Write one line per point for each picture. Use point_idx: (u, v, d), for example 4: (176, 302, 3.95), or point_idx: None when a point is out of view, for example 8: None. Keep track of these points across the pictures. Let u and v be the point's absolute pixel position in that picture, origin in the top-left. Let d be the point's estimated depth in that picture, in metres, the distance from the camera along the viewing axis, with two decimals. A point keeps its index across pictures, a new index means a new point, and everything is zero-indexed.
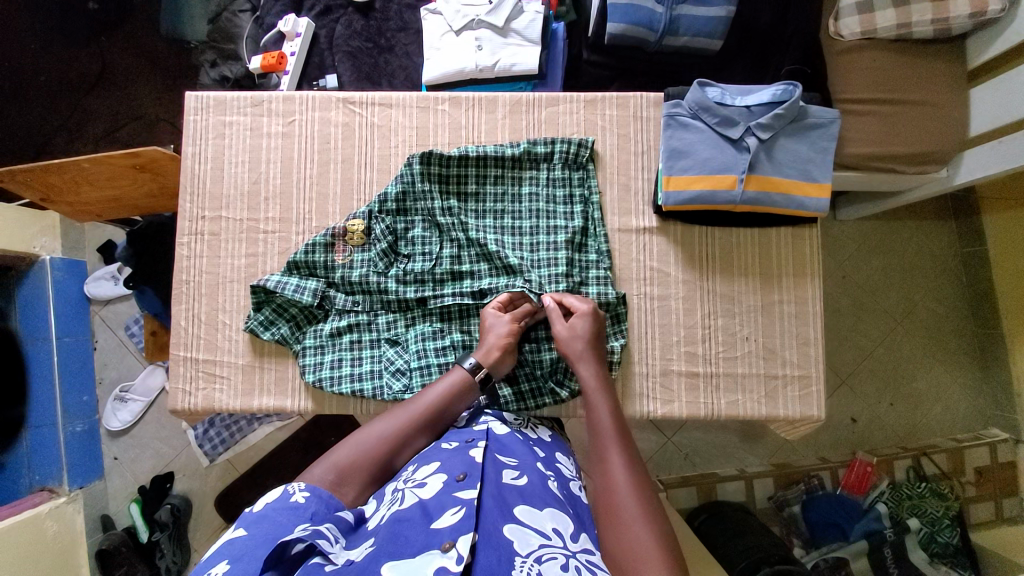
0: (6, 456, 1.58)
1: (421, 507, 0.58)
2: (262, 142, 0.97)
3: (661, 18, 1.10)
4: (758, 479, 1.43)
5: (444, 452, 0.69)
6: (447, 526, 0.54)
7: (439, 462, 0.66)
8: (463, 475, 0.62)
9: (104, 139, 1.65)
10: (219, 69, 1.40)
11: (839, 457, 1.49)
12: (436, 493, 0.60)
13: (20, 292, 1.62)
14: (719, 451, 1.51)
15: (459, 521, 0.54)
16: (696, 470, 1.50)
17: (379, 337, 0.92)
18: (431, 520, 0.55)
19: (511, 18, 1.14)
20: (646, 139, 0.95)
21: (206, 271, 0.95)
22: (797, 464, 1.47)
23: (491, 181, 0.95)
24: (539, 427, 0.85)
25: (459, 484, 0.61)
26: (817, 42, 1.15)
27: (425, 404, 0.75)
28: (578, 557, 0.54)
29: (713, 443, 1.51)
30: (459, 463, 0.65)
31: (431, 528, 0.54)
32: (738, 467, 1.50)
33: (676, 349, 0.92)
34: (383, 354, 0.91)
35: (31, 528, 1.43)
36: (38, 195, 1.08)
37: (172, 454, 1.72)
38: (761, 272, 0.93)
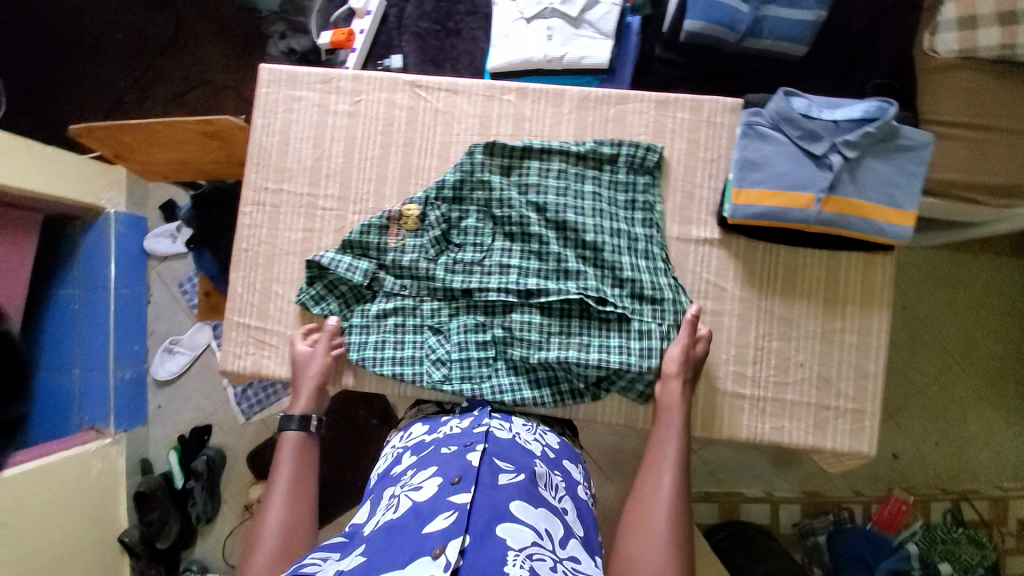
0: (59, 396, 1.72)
1: (417, 510, 0.63)
2: (328, 119, 0.98)
3: (745, 18, 1.07)
4: (784, 503, 1.40)
5: (441, 455, 0.73)
6: (438, 531, 0.59)
7: (437, 466, 0.71)
8: (458, 478, 0.67)
9: (173, 101, 1.73)
10: (287, 40, 1.47)
11: (874, 492, 1.43)
12: (430, 497, 0.65)
13: (84, 241, 1.73)
14: (748, 471, 1.46)
15: (451, 525, 0.59)
16: (721, 487, 1.47)
17: (422, 323, 0.92)
18: (423, 524, 0.60)
19: (586, 8, 1.10)
20: (718, 145, 0.91)
21: (265, 241, 0.97)
22: (829, 494, 1.43)
23: (553, 174, 0.91)
24: (549, 434, 0.87)
25: (454, 488, 0.65)
26: (907, 58, 1.08)
27: (293, 469, 0.81)
28: (564, 563, 0.58)
29: (744, 463, 1.46)
30: (455, 467, 0.69)
31: (424, 532, 0.59)
32: (765, 489, 1.45)
33: (723, 367, 0.89)
34: (426, 342, 0.91)
35: (80, 463, 1.57)
36: (112, 151, 1.12)
37: (211, 409, 1.84)
38: (824, 296, 0.89)
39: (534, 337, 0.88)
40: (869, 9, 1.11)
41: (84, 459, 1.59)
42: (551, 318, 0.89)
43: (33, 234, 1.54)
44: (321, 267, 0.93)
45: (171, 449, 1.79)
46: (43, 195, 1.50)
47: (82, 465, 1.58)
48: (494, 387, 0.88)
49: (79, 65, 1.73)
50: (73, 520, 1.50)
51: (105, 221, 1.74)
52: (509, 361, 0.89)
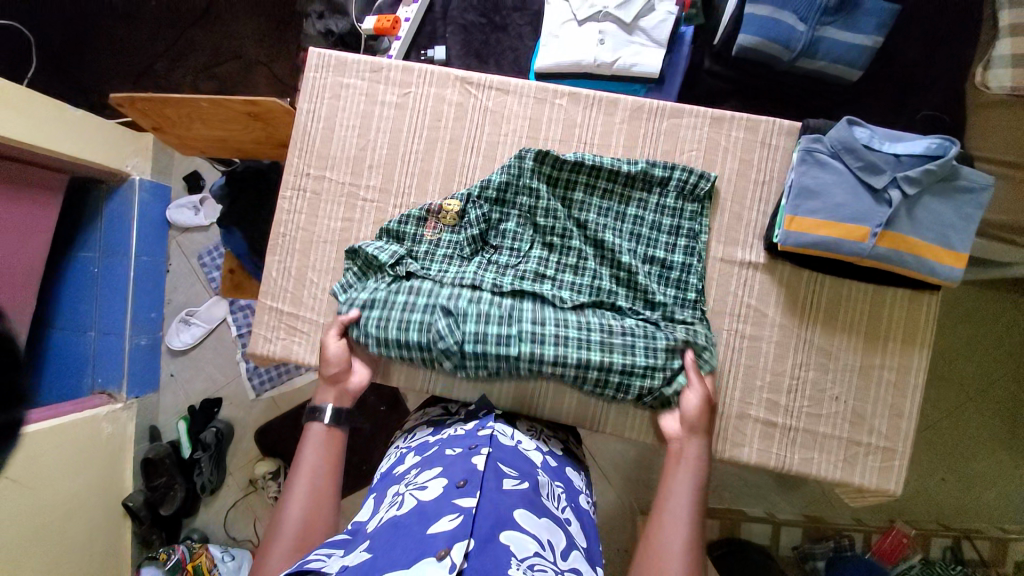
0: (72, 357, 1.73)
1: (420, 511, 0.62)
2: (375, 109, 0.96)
3: (801, 37, 1.04)
4: (785, 526, 1.41)
5: (446, 458, 0.73)
6: (444, 533, 0.57)
7: (442, 467, 0.71)
8: (463, 482, 0.66)
9: (204, 73, 1.72)
10: (324, 21, 1.43)
11: (875, 522, 1.43)
12: (436, 497, 0.64)
13: (108, 205, 1.72)
14: (752, 490, 1.47)
15: (456, 528, 0.57)
16: (723, 504, 1.47)
17: (435, 303, 0.84)
18: (426, 525, 0.59)
19: (641, 15, 1.08)
20: (770, 168, 0.89)
21: (303, 227, 0.96)
22: (831, 520, 1.42)
23: (598, 194, 0.91)
24: (552, 441, 0.89)
25: (459, 491, 0.64)
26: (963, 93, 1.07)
27: (314, 465, 0.76)
28: (566, 572, 0.58)
29: (748, 482, 1.47)
30: (460, 470, 0.69)
31: (428, 532, 0.58)
32: (766, 509, 1.46)
33: (757, 394, 0.88)
34: (433, 325, 0.83)
35: (90, 427, 1.57)
36: (151, 122, 1.10)
37: (223, 381, 1.85)
38: (866, 331, 0.88)
39: (564, 329, 0.82)
40: (925, 35, 1.07)
41: (94, 423, 1.59)
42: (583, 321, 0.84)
43: (61, 195, 1.55)
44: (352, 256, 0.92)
45: (181, 419, 1.80)
46: (74, 159, 1.49)
47: (93, 428, 1.58)
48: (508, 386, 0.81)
49: (114, 29, 1.71)
50: (81, 482, 1.51)
51: (130, 187, 1.73)
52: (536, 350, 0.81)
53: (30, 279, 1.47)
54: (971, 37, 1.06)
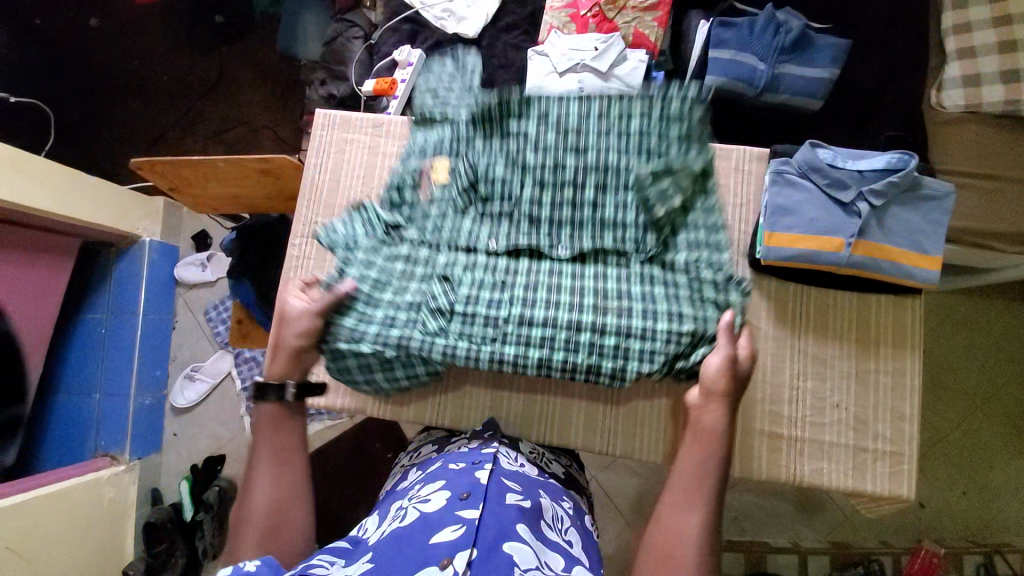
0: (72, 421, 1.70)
1: (424, 521, 0.65)
2: (378, 159, 1.04)
3: (763, 75, 1.16)
4: (812, 555, 1.36)
5: (451, 472, 0.76)
6: (445, 542, 0.60)
7: (445, 481, 0.74)
8: (467, 493, 0.68)
9: (213, 139, 1.83)
10: (327, 87, 1.59)
11: (903, 544, 1.39)
12: (439, 509, 0.66)
13: (118, 267, 1.78)
14: (772, 519, 1.44)
15: (458, 539, 0.60)
16: (744, 535, 1.43)
17: (432, 274, 0.91)
18: (430, 535, 0.62)
19: (615, 64, 1.18)
20: (746, 192, 0.95)
21: (312, 272, 1.01)
22: (856, 545, 1.39)
23: (596, 120, 0.92)
24: (554, 463, 0.93)
25: (462, 502, 0.67)
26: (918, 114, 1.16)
27: (271, 450, 0.76)
28: None
29: (767, 509, 1.44)
30: (463, 483, 0.71)
31: (431, 543, 0.61)
32: (792, 539, 1.42)
33: (759, 407, 0.90)
34: (430, 287, 0.90)
35: (92, 493, 1.55)
36: (168, 184, 1.17)
37: (227, 437, 1.86)
38: (857, 338, 0.92)
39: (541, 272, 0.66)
40: (878, 68, 1.19)
41: (97, 486, 1.57)
42: (577, 281, 0.89)
43: (72, 258, 1.61)
44: None
45: (184, 479, 1.80)
46: (88, 224, 1.57)
47: (94, 492, 1.56)
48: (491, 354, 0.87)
49: (128, 105, 1.85)
50: (83, 548, 1.49)
51: (140, 249, 1.80)
52: (523, 326, 0.87)
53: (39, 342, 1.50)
54: (915, 67, 1.17)
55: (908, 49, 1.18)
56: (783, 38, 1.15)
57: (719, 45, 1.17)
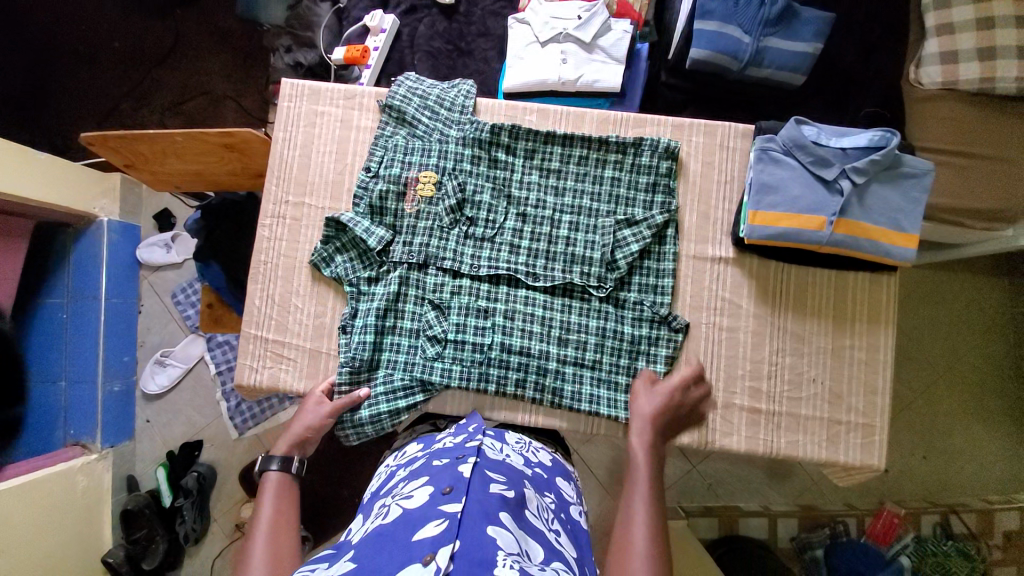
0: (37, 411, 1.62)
1: (407, 518, 0.63)
2: (351, 134, 0.98)
3: (747, 49, 1.13)
4: (782, 518, 1.42)
5: (434, 467, 0.74)
6: (428, 538, 0.59)
7: (428, 478, 0.72)
8: (449, 488, 0.67)
9: (171, 110, 1.72)
10: (293, 55, 1.51)
11: (865, 505, 1.46)
12: (423, 506, 0.65)
13: (75, 248, 1.68)
14: (744, 485, 1.50)
15: (441, 533, 0.59)
16: (718, 501, 1.49)
17: (424, 297, 0.92)
18: (413, 532, 0.60)
19: (599, 35, 1.13)
20: (732, 169, 0.93)
21: (285, 254, 0.96)
22: (823, 507, 1.46)
23: (574, 161, 0.93)
24: (541, 451, 0.88)
25: (445, 497, 0.66)
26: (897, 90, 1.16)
27: (272, 515, 0.72)
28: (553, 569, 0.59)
29: (739, 476, 1.50)
30: (447, 478, 0.70)
31: (413, 539, 0.59)
32: (762, 504, 1.48)
33: (740, 383, 0.91)
34: (424, 315, 0.91)
35: (64, 480, 1.50)
36: (123, 160, 1.08)
37: (203, 422, 1.82)
38: (834, 315, 0.93)
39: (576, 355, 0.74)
40: (859, 41, 1.20)
41: (68, 476, 1.52)
42: (549, 313, 0.91)
43: (26, 241, 1.51)
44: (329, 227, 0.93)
45: (159, 466, 1.75)
46: (37, 203, 1.46)
47: (65, 483, 1.50)
48: (481, 373, 0.90)
49: (76, 72, 1.71)
50: (60, 538, 1.45)
51: (99, 229, 1.70)
52: (503, 352, 0.90)
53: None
54: (897, 41, 1.17)
55: (890, 22, 1.18)
56: (769, 9, 1.11)
57: (705, 16, 1.12)
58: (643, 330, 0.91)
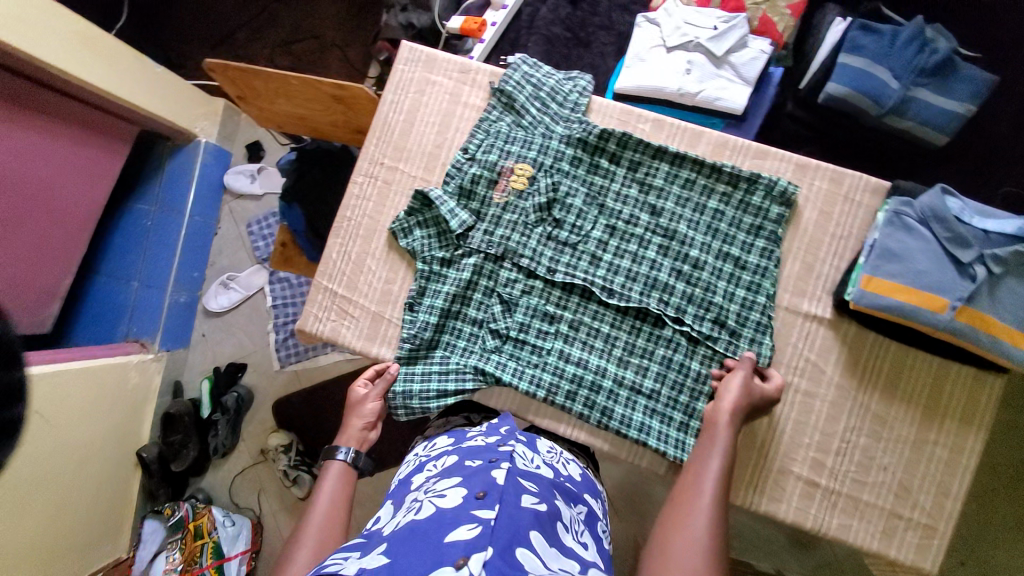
0: (112, 304, 1.76)
1: (438, 517, 0.62)
2: (457, 109, 0.97)
3: (894, 95, 1.03)
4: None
5: (466, 468, 0.73)
6: (459, 543, 0.56)
7: (461, 478, 0.70)
8: (482, 493, 0.65)
9: (280, 48, 1.80)
10: (406, 15, 1.55)
11: None
12: (454, 507, 0.63)
13: (172, 162, 1.80)
14: (763, 543, 1.43)
15: (473, 539, 0.57)
16: (730, 551, 1.43)
17: (493, 290, 0.90)
18: (444, 533, 0.59)
19: (732, 49, 1.06)
20: (850, 224, 0.86)
21: (370, 215, 0.97)
22: None
23: (678, 182, 0.88)
24: (572, 464, 0.86)
25: (477, 501, 0.63)
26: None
27: (331, 499, 0.78)
28: None
29: (760, 532, 1.43)
30: (479, 482, 0.67)
31: (444, 540, 0.57)
32: (775, 566, 1.41)
33: (803, 451, 0.85)
34: (489, 308, 0.90)
35: (116, 372, 1.62)
36: (237, 92, 1.12)
37: (251, 348, 1.92)
38: (925, 404, 0.85)
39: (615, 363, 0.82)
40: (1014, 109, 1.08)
41: (123, 369, 1.64)
42: (615, 333, 0.87)
43: (129, 144, 1.61)
44: (412, 202, 0.93)
45: (205, 378, 1.87)
46: (145, 111, 1.55)
47: (121, 373, 1.63)
48: (534, 378, 0.87)
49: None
50: (103, 422, 1.57)
51: (195, 148, 1.80)
52: (560, 361, 0.88)
53: (85, 220, 1.53)
54: None
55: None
56: (927, 58, 1.02)
57: (854, 51, 1.05)
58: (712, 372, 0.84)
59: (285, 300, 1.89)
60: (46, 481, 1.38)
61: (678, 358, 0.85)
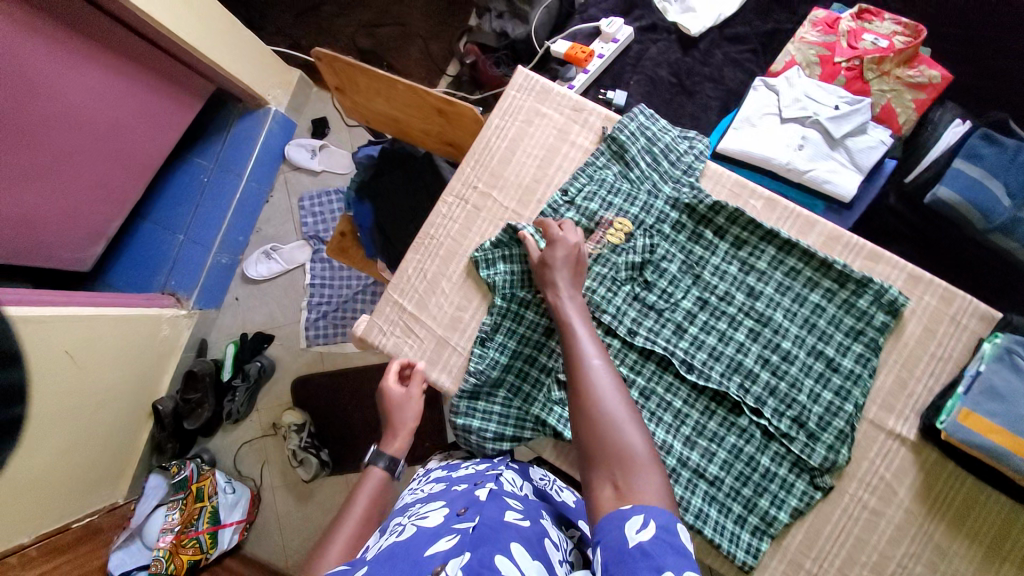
0: (154, 252, 1.69)
1: (418, 538, 0.58)
2: (563, 147, 0.95)
3: (1003, 214, 0.98)
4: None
5: (450, 492, 0.71)
6: (440, 553, 0.54)
7: (445, 500, 0.69)
8: (463, 510, 0.64)
9: (363, 28, 1.74)
10: (502, 22, 1.54)
11: None
12: (435, 524, 0.61)
13: (238, 123, 1.72)
14: None
15: (452, 548, 0.54)
16: None
17: None
18: (424, 548, 0.56)
19: (851, 133, 1.03)
20: (952, 347, 0.83)
21: (454, 236, 0.95)
22: None
23: (782, 269, 0.85)
24: (566, 492, 0.85)
25: (457, 518, 0.62)
26: None
27: (363, 510, 0.72)
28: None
29: None
30: (462, 501, 0.67)
31: (424, 555, 0.54)
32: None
33: (857, 568, 0.81)
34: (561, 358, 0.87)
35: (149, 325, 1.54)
36: (336, 83, 1.10)
37: (283, 322, 1.84)
38: (988, 543, 0.79)
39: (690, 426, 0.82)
40: None
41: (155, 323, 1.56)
42: (686, 409, 0.84)
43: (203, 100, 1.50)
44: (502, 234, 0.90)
45: (231, 342, 1.79)
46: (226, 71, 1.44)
47: (141, 331, 1.51)
48: None
49: None
50: (125, 375, 1.47)
51: (264, 114, 1.72)
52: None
53: (142, 170, 1.42)
54: None
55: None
56: None
57: (971, 159, 0.99)
58: (781, 470, 0.81)
59: (324, 281, 1.81)
60: (45, 445, 1.24)
61: (748, 450, 0.82)
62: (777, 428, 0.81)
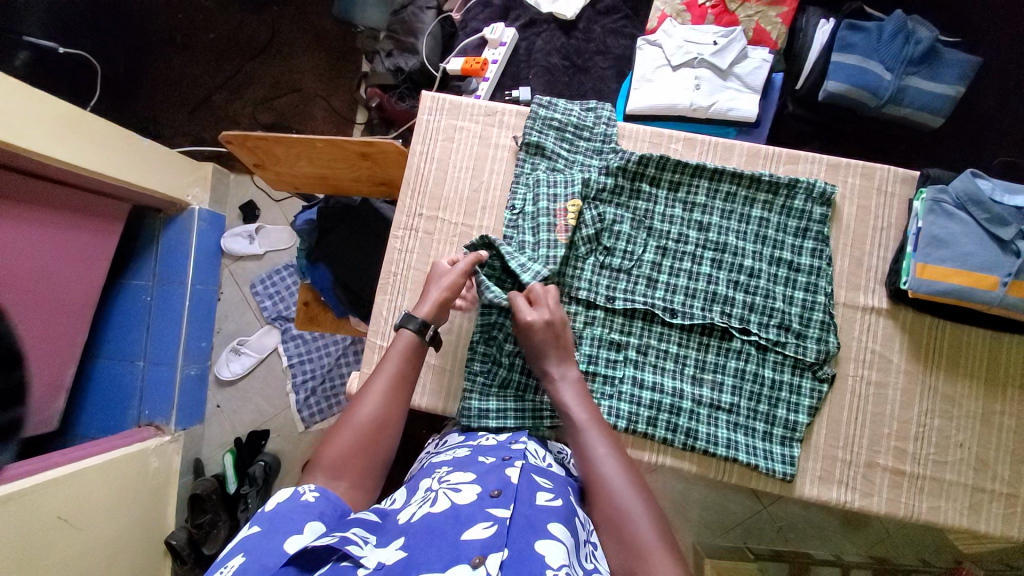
0: (117, 391, 1.59)
1: (453, 513, 0.57)
2: (489, 151, 0.98)
3: (889, 86, 1.07)
4: (855, 569, 1.30)
5: (481, 465, 0.69)
6: (477, 540, 0.53)
7: (475, 475, 0.66)
8: (497, 491, 0.61)
9: (262, 104, 1.74)
10: (393, 59, 1.54)
11: (942, 563, 1.33)
12: (469, 503, 0.59)
13: (165, 234, 1.65)
14: (816, 531, 1.38)
15: (490, 538, 0.54)
16: (787, 545, 1.37)
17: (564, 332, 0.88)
18: (460, 530, 0.55)
19: (736, 61, 1.12)
20: (888, 216, 0.91)
21: (416, 266, 0.96)
22: (899, 563, 1.33)
23: (721, 196, 0.90)
24: None
25: (493, 500, 0.60)
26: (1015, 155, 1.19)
27: (394, 369, 0.73)
28: None
29: (812, 521, 1.38)
30: (494, 480, 0.64)
31: (459, 538, 0.54)
32: (832, 553, 1.36)
33: (884, 441, 0.86)
34: None
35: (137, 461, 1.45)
36: (255, 160, 1.12)
37: (272, 413, 1.77)
38: (986, 377, 0.87)
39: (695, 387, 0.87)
40: (997, 87, 1.21)
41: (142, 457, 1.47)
42: (683, 351, 0.88)
43: (119, 222, 1.44)
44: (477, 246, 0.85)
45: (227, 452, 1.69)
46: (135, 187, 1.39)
47: (127, 470, 1.40)
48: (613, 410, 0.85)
49: (169, 59, 1.74)
50: (123, 520, 1.36)
51: (190, 217, 1.66)
52: (635, 388, 0.87)
53: (80, 307, 1.36)
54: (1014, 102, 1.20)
55: (1003, 77, 1.21)
56: (914, 48, 1.06)
57: (845, 50, 1.09)
58: (785, 376, 0.86)
59: (302, 357, 1.77)
60: None
61: (751, 369, 0.86)
62: (767, 339, 0.86)
